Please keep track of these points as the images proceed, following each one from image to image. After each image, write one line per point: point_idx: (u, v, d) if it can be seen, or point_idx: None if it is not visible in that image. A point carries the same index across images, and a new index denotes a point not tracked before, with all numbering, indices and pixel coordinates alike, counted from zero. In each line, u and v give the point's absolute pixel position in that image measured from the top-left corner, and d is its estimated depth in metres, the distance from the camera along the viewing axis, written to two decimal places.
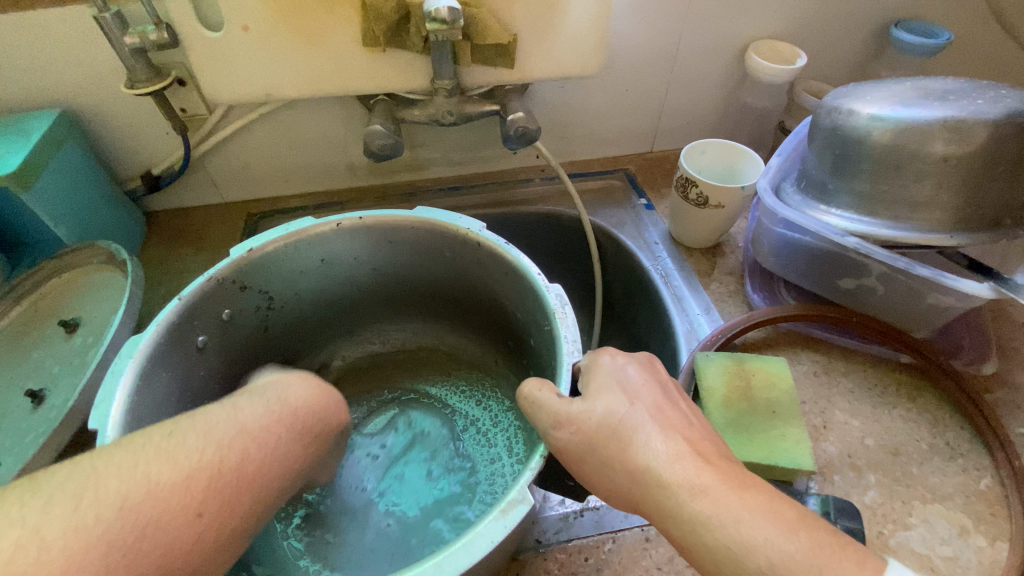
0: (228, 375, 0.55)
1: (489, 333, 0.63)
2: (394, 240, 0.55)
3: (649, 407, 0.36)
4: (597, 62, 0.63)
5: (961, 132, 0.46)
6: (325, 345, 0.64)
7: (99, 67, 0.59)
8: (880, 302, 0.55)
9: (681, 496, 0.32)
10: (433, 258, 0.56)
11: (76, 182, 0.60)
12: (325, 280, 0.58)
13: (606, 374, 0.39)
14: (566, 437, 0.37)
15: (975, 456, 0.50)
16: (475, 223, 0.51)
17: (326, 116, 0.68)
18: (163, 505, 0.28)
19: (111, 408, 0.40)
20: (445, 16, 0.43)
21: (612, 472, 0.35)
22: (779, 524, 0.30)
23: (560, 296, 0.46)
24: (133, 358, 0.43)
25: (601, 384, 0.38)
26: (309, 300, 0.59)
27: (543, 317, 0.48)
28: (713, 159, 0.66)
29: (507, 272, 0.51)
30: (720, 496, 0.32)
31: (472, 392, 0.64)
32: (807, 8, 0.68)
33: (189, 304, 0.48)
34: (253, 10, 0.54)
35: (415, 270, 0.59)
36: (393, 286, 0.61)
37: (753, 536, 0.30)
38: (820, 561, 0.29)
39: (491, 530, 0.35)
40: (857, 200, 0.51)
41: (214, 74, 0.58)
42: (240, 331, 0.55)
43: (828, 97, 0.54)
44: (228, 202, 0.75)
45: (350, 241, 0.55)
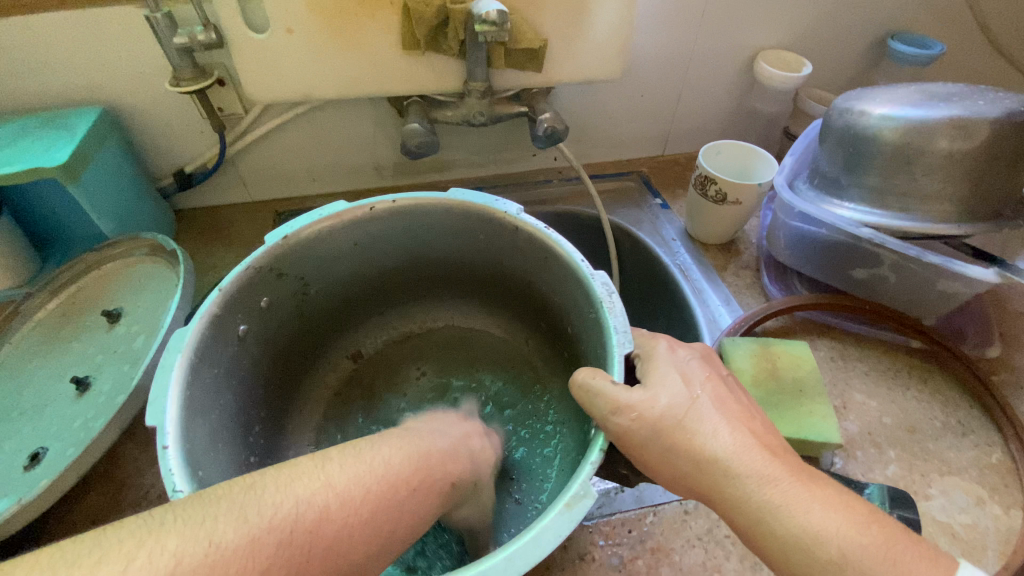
0: (267, 360, 0.55)
1: (518, 313, 0.66)
2: (427, 224, 0.57)
3: (710, 400, 0.39)
4: (619, 68, 0.67)
5: (966, 130, 0.50)
6: (353, 328, 0.66)
7: (144, 65, 0.61)
8: (891, 290, 0.59)
9: (750, 485, 0.34)
10: (466, 241, 0.59)
11: (116, 177, 0.61)
12: (356, 264, 0.59)
13: (667, 365, 0.42)
14: (625, 422, 0.38)
15: (985, 432, 0.53)
16: (511, 207, 0.53)
17: (358, 117, 0.71)
18: (241, 561, 0.28)
19: (167, 406, 0.39)
20: (495, 19, 0.46)
21: (676, 458, 0.37)
22: (849, 517, 0.32)
23: (606, 284, 0.48)
24: (182, 351, 0.42)
25: (661, 375, 0.41)
26: (337, 285, 0.60)
27: (586, 302, 0.50)
28: (728, 159, 0.69)
29: (545, 257, 0.53)
30: (788, 487, 0.34)
31: (503, 371, 0.67)
32: (811, 20, 0.73)
33: (229, 296, 0.47)
34: (298, 13, 0.57)
35: (446, 252, 0.61)
36: (421, 268, 0.63)
37: (823, 527, 0.32)
38: (891, 554, 0.31)
39: (558, 523, 0.35)
40: (870, 194, 0.54)
41: (256, 74, 0.60)
42: (277, 317, 0.55)
43: (839, 99, 0.58)
44: (256, 200, 0.77)
45: (382, 225, 0.56)
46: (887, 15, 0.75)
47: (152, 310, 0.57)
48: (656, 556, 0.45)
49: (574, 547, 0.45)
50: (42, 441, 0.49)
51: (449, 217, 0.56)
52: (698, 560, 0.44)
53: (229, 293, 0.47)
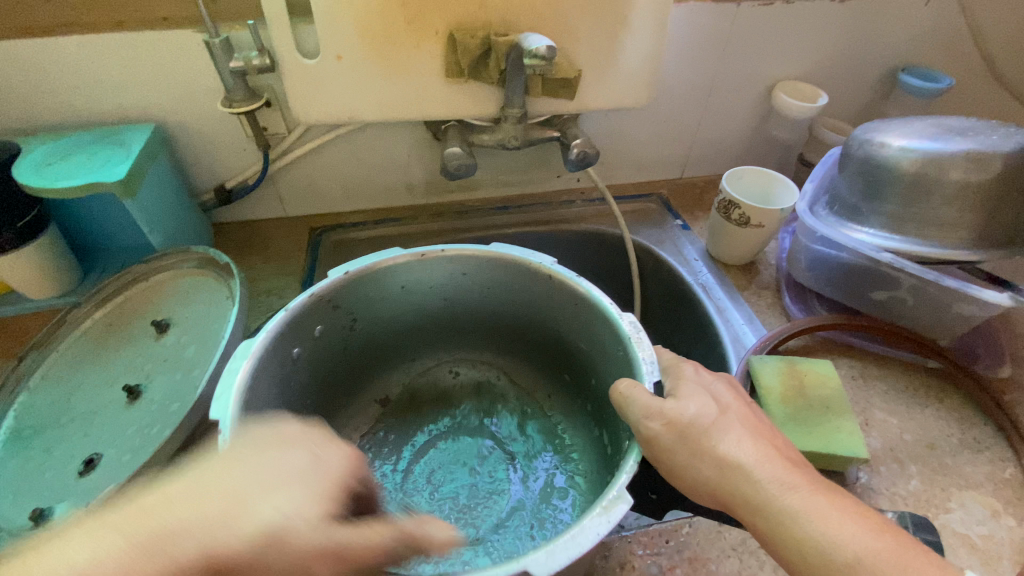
0: (306, 387, 0.57)
1: (545, 363, 0.67)
2: (468, 272, 0.59)
3: (734, 416, 0.41)
4: (647, 96, 0.70)
5: (980, 163, 0.53)
6: (385, 372, 0.67)
7: (197, 86, 0.64)
8: (909, 312, 0.61)
9: (773, 491, 0.37)
10: (503, 290, 0.61)
11: (164, 191, 0.64)
12: (401, 305, 0.62)
13: (693, 382, 0.44)
14: (657, 427, 0.40)
15: (1001, 449, 0.55)
16: (547, 258, 0.56)
17: (393, 138, 0.74)
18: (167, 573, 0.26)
19: (230, 406, 0.41)
20: (544, 53, 0.49)
21: (700, 465, 0.39)
22: (867, 526, 0.35)
23: (633, 322, 0.50)
24: (247, 358, 0.45)
25: (691, 389, 0.43)
26: (383, 322, 0.63)
27: (614, 343, 0.52)
28: (749, 184, 0.72)
29: (576, 303, 0.55)
30: (809, 496, 0.37)
31: (525, 418, 0.67)
32: (827, 54, 0.77)
33: (292, 316, 0.51)
34: (348, 41, 0.60)
35: (483, 300, 0.63)
36: (459, 314, 0.65)
37: (841, 533, 0.35)
38: (905, 560, 0.33)
39: (595, 523, 0.37)
40: (889, 220, 0.57)
41: (304, 96, 0.63)
42: (324, 347, 0.58)
43: (858, 131, 0.61)
44: (290, 216, 0.79)
45: (431, 269, 0.58)
46: (898, 51, 0.79)
47: (199, 321, 0.59)
48: (693, 565, 0.46)
49: (614, 556, 0.47)
50: (96, 447, 0.50)
51: (492, 267, 0.58)
52: (733, 569, 0.46)
53: (293, 313, 0.51)
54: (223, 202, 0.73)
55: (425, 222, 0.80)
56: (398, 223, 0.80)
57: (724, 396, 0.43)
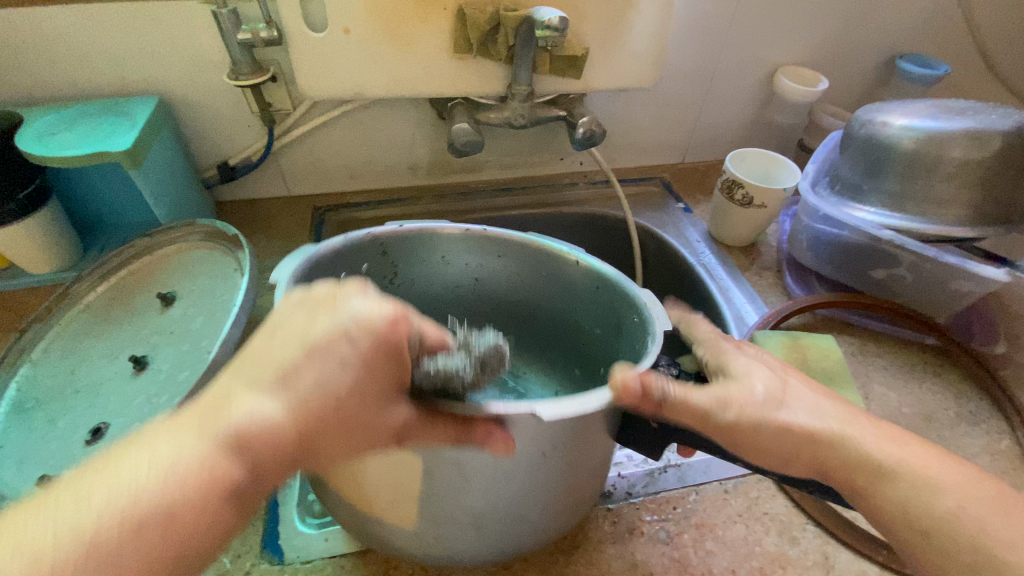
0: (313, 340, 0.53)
1: (566, 358, 0.58)
2: (505, 254, 0.53)
3: (795, 379, 0.39)
4: (652, 77, 0.71)
5: (979, 142, 0.55)
6: None
7: (203, 59, 0.63)
8: (908, 290, 0.63)
9: (867, 448, 0.36)
10: (538, 276, 0.54)
11: (169, 165, 0.64)
12: (431, 282, 0.56)
13: (735, 357, 0.39)
14: (735, 414, 0.34)
15: (995, 421, 0.57)
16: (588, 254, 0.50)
17: (399, 116, 0.74)
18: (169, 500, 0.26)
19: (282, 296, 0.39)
20: (556, 25, 0.50)
21: (784, 441, 0.35)
22: (960, 475, 0.36)
23: (653, 301, 0.44)
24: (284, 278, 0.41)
25: (743, 365, 0.37)
26: (417, 301, 0.57)
27: (628, 312, 0.46)
28: (751, 166, 0.73)
29: (596, 288, 0.50)
30: (901, 447, 0.36)
31: None
32: (827, 39, 0.78)
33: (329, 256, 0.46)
34: (357, 14, 0.60)
35: (518, 288, 0.56)
36: (495, 301, 0.57)
37: (948, 482, 0.35)
38: (991, 506, 0.35)
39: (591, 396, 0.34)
40: (891, 198, 0.58)
41: (311, 70, 0.63)
42: None
43: (860, 111, 0.62)
44: (293, 195, 0.79)
45: (469, 248, 0.53)
46: (896, 38, 0.81)
47: (205, 294, 0.58)
48: (700, 531, 0.47)
49: (623, 522, 0.47)
50: (103, 416, 0.50)
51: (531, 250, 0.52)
52: (739, 534, 0.47)
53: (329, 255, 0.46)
54: (226, 179, 0.73)
55: (429, 202, 0.80)
56: (402, 203, 0.80)
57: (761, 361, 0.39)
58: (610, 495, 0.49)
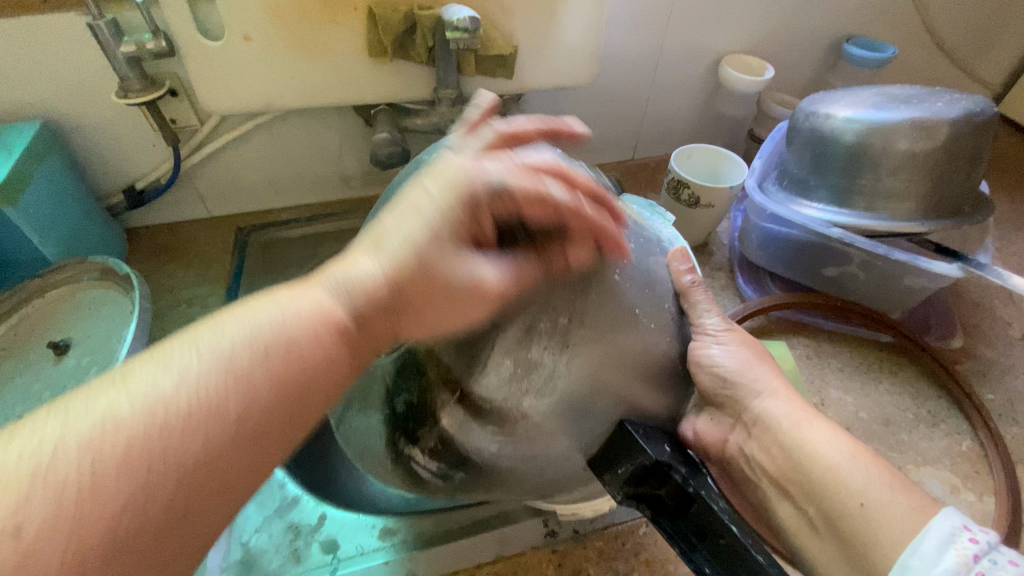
0: None
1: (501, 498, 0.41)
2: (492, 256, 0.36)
3: (763, 372, 0.43)
4: (591, 72, 0.66)
5: (925, 131, 0.52)
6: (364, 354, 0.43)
7: (88, 76, 0.57)
8: (861, 287, 0.61)
9: (789, 433, 0.39)
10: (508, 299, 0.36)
11: (58, 196, 0.57)
12: None
13: (749, 343, 0.44)
14: (712, 319, 0.42)
15: (955, 421, 0.55)
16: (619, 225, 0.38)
17: (322, 126, 0.68)
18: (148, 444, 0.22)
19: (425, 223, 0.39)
20: (467, 25, 0.46)
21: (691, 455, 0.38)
22: (846, 451, 0.37)
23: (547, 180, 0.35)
24: None
25: (752, 354, 0.43)
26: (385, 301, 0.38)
27: None
28: (697, 163, 0.69)
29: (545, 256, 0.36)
30: (827, 437, 0.38)
31: None
32: (771, 25, 0.75)
33: None
34: (256, 19, 0.53)
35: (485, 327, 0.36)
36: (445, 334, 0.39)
37: (830, 459, 0.37)
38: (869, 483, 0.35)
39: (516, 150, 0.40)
40: (838, 194, 0.56)
41: (214, 85, 0.57)
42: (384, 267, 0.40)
43: (804, 103, 0.59)
44: (213, 216, 0.72)
45: None
46: (841, 21, 0.78)
47: (106, 339, 0.53)
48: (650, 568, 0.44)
49: (570, 565, 0.44)
50: None
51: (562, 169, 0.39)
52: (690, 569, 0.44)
53: None
54: (135, 205, 0.66)
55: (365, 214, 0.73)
56: (334, 218, 0.73)
57: (766, 365, 0.43)
58: (555, 532, 0.45)
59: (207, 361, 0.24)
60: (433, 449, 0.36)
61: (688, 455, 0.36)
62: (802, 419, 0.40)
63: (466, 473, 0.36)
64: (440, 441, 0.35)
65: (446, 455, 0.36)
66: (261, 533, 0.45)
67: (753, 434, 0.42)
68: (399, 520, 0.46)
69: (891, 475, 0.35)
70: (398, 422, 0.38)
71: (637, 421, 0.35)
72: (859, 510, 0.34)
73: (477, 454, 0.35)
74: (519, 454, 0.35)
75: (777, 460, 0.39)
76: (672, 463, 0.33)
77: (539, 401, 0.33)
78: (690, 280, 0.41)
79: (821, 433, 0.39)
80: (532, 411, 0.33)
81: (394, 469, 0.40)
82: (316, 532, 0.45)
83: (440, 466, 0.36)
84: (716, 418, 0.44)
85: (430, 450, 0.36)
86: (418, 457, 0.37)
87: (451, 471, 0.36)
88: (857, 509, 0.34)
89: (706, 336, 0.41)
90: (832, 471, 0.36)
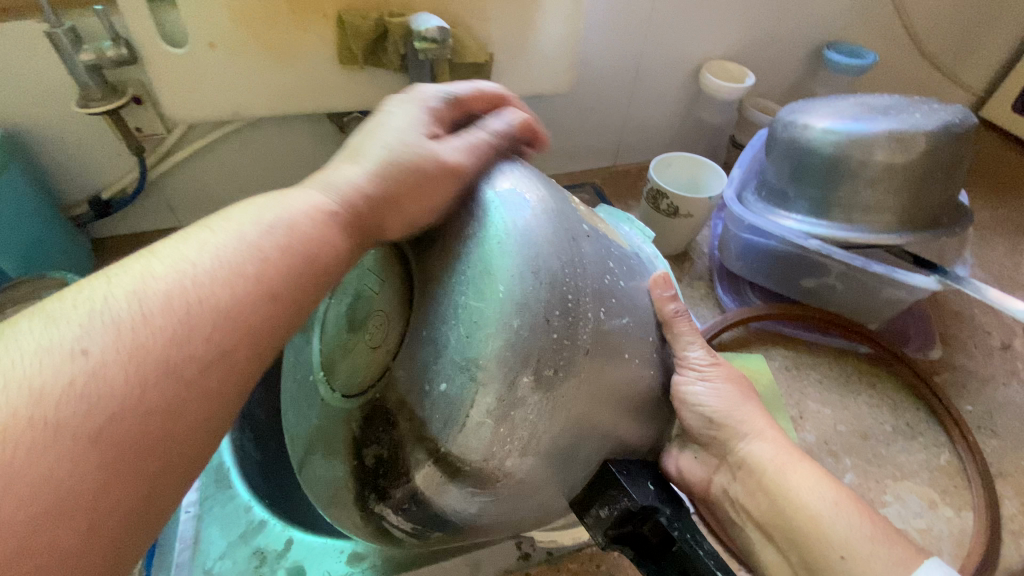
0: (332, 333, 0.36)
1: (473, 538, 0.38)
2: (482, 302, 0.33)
3: (747, 410, 0.40)
4: (569, 79, 0.65)
5: (903, 142, 0.51)
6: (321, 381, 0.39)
7: (46, 84, 0.55)
8: (840, 299, 0.60)
9: (773, 475, 0.38)
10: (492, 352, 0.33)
11: (17, 209, 0.55)
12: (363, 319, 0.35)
13: (733, 377, 0.41)
14: (697, 353, 0.38)
15: (933, 434, 0.54)
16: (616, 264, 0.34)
17: (295, 134, 0.67)
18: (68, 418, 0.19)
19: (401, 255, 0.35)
20: (435, 36, 0.45)
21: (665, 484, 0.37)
22: (830, 496, 0.36)
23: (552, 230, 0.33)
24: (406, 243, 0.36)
25: (736, 390, 0.41)
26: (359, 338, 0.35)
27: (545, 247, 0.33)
28: (677, 171, 0.68)
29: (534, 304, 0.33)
30: (815, 481, 0.37)
31: None
32: (752, 31, 0.74)
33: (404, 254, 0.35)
34: (221, 26, 0.52)
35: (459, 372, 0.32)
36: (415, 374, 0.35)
37: (814, 506, 0.36)
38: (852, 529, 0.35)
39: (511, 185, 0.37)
40: (816, 205, 0.55)
41: (178, 93, 0.55)
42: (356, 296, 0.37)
43: (782, 112, 0.58)
44: (184, 226, 0.70)
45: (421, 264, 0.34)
46: (822, 27, 0.78)
47: None
48: None
49: None
50: None
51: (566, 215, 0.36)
52: None
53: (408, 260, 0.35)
54: (101, 216, 0.64)
55: None
56: None
57: (749, 398, 0.41)
58: (529, 556, 0.44)
59: (158, 283, 0.22)
60: (405, 508, 0.32)
61: (670, 494, 0.34)
62: (790, 461, 0.38)
63: (440, 531, 0.33)
64: (412, 500, 0.31)
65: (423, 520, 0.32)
66: (225, 559, 0.44)
67: (738, 476, 0.40)
68: (369, 543, 0.44)
69: (874, 522, 0.35)
70: (368, 477, 0.33)
71: (619, 460, 0.33)
72: (838, 563, 0.34)
73: (455, 515, 0.31)
74: (496, 510, 0.31)
75: (760, 505, 0.38)
76: (656, 506, 0.32)
77: (521, 460, 0.28)
78: (677, 311, 0.37)
79: (806, 477, 0.37)
80: (516, 469, 0.29)
81: (363, 524, 0.35)
82: (282, 558, 0.44)
83: (413, 525, 0.33)
84: (700, 456, 0.43)
85: (400, 508, 0.32)
86: (389, 516, 0.33)
87: (425, 529, 0.33)
88: (837, 562, 0.34)
89: (690, 371, 0.38)
90: (815, 517, 0.36)
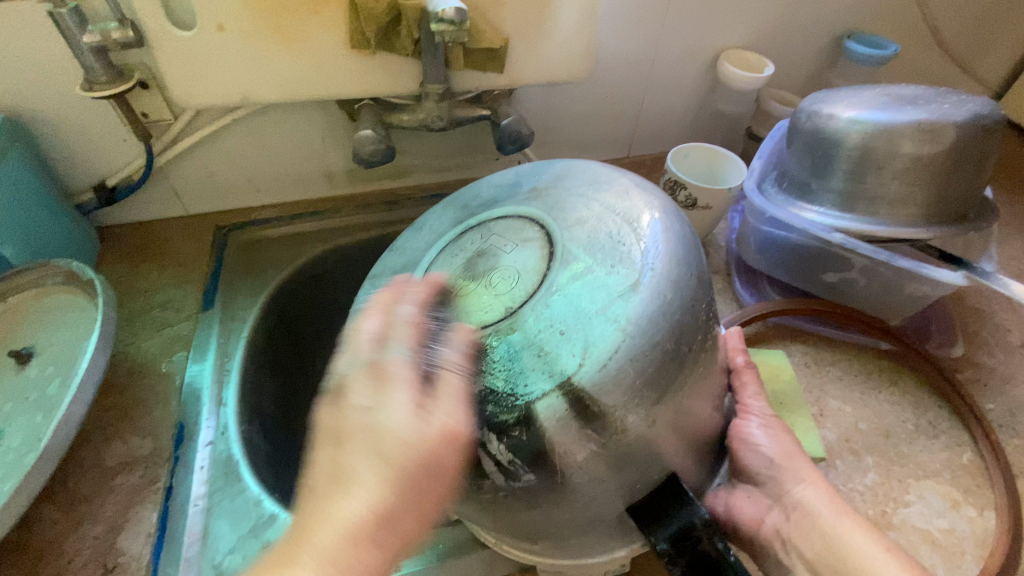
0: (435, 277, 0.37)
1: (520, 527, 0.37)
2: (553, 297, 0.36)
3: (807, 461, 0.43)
4: (585, 66, 0.63)
5: (932, 133, 0.50)
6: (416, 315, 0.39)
7: (50, 67, 0.53)
8: (861, 294, 0.59)
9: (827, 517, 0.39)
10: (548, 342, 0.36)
11: (21, 195, 0.53)
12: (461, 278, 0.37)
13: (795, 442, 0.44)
14: (757, 402, 0.44)
15: (956, 432, 0.53)
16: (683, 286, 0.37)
17: (304, 121, 0.65)
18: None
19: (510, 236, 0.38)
20: (452, 16, 0.43)
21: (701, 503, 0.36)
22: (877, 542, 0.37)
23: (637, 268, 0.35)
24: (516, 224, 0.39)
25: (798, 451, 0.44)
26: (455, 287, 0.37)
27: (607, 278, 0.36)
28: (694, 162, 0.67)
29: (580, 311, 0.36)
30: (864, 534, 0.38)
31: None
32: (771, 19, 0.72)
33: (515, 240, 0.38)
34: (229, 8, 0.50)
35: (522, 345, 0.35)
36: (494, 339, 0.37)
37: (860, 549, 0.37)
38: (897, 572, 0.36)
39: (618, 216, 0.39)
40: (840, 198, 0.54)
41: (185, 77, 0.53)
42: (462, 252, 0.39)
43: (805, 102, 0.57)
44: (190, 214, 0.69)
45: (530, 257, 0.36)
46: (841, 16, 0.76)
47: (71, 349, 0.50)
48: None
49: None
50: None
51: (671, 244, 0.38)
52: None
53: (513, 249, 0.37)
54: (107, 203, 0.63)
55: (348, 212, 0.70)
56: (318, 216, 0.70)
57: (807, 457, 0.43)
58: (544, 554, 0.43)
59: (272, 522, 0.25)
60: (513, 440, 0.33)
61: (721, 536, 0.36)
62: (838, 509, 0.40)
63: (534, 477, 0.33)
64: (524, 427, 0.32)
65: (524, 448, 0.32)
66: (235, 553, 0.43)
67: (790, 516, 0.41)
68: None
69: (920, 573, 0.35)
70: None
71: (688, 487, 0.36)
72: None
73: (557, 458, 0.33)
74: (594, 472, 0.33)
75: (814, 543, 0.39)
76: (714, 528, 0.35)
77: (640, 420, 0.33)
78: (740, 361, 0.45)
79: (856, 526, 0.39)
80: (632, 427, 0.33)
81: None
82: None
83: (513, 459, 0.33)
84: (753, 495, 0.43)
85: (510, 438, 0.32)
86: (490, 446, 0.33)
87: (520, 468, 0.33)
88: None
89: (751, 413, 0.43)
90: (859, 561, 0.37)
